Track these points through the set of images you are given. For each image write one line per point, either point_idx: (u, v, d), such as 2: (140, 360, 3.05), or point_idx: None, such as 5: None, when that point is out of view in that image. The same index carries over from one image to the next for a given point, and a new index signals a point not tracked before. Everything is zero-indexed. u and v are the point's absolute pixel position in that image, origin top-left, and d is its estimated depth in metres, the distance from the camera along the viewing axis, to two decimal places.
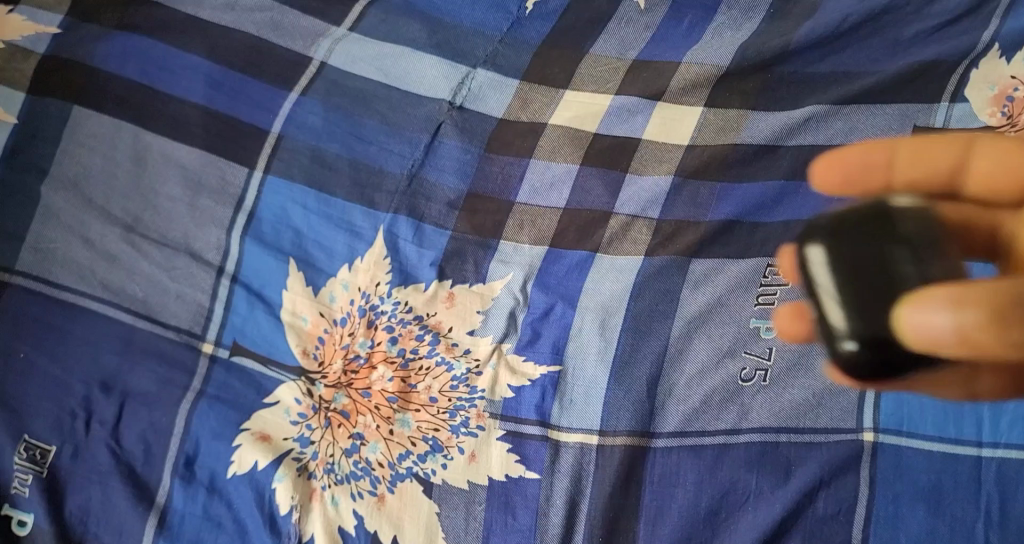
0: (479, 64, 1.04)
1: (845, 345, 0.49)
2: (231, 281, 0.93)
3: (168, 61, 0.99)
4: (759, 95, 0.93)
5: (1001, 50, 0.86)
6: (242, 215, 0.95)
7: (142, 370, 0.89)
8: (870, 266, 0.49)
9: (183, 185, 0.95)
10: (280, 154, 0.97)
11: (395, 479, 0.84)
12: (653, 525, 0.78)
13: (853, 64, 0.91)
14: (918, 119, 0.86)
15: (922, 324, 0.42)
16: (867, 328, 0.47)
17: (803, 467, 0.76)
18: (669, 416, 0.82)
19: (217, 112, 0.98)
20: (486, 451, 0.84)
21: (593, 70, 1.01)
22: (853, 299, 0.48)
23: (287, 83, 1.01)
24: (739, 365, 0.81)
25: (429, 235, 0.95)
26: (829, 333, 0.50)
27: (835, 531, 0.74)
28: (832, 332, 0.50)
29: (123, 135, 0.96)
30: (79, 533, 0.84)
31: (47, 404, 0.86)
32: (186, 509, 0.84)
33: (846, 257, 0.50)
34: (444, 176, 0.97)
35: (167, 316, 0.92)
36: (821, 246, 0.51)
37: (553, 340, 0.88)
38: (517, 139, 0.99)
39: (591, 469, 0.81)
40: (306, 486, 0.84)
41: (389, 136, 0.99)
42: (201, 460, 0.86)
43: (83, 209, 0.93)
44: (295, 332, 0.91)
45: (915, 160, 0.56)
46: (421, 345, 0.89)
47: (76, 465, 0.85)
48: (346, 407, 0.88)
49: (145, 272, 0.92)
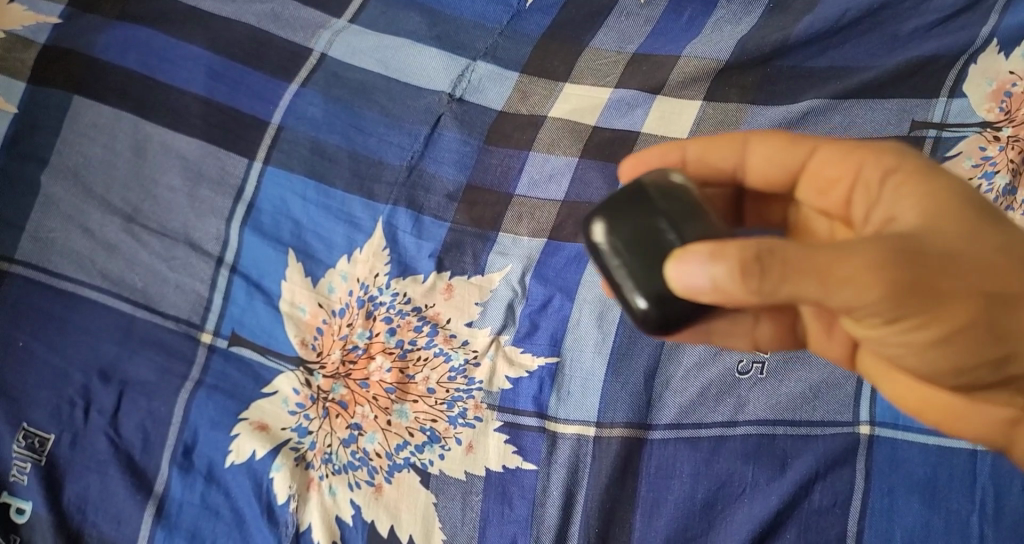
0: (479, 57, 1.04)
1: (639, 308, 0.57)
2: (230, 271, 0.94)
3: (168, 52, 0.99)
4: (758, 89, 0.94)
5: (1000, 46, 0.87)
6: (242, 206, 0.95)
7: (141, 359, 0.89)
8: (644, 236, 0.58)
9: (183, 175, 0.95)
10: (280, 145, 0.97)
11: (393, 469, 0.85)
12: (649, 516, 0.79)
13: (853, 60, 0.91)
14: (916, 114, 0.87)
15: (691, 276, 0.51)
16: (652, 288, 0.56)
17: (799, 460, 0.78)
18: (666, 408, 0.83)
19: (217, 103, 0.98)
20: (483, 442, 0.85)
21: (592, 64, 1.01)
22: (635, 267, 0.57)
23: (288, 74, 1.01)
24: (736, 358, 0.83)
25: (428, 226, 0.95)
26: (625, 302, 0.59)
27: (831, 523, 0.76)
28: (627, 300, 0.58)
29: (122, 125, 0.96)
30: (78, 522, 0.84)
31: (46, 392, 0.86)
32: (184, 498, 0.85)
33: (622, 231, 0.59)
34: (444, 168, 0.98)
35: (166, 306, 0.92)
36: (602, 225, 0.60)
37: (550, 332, 0.88)
38: (516, 131, 0.99)
39: (588, 461, 0.82)
40: (303, 476, 0.85)
41: (389, 128, 0.99)
42: (199, 449, 0.86)
43: (83, 198, 0.93)
44: (293, 323, 0.92)
45: (701, 160, 0.68)
46: (419, 336, 0.89)
47: (75, 454, 0.85)
48: (344, 397, 0.88)
49: (145, 262, 0.92)
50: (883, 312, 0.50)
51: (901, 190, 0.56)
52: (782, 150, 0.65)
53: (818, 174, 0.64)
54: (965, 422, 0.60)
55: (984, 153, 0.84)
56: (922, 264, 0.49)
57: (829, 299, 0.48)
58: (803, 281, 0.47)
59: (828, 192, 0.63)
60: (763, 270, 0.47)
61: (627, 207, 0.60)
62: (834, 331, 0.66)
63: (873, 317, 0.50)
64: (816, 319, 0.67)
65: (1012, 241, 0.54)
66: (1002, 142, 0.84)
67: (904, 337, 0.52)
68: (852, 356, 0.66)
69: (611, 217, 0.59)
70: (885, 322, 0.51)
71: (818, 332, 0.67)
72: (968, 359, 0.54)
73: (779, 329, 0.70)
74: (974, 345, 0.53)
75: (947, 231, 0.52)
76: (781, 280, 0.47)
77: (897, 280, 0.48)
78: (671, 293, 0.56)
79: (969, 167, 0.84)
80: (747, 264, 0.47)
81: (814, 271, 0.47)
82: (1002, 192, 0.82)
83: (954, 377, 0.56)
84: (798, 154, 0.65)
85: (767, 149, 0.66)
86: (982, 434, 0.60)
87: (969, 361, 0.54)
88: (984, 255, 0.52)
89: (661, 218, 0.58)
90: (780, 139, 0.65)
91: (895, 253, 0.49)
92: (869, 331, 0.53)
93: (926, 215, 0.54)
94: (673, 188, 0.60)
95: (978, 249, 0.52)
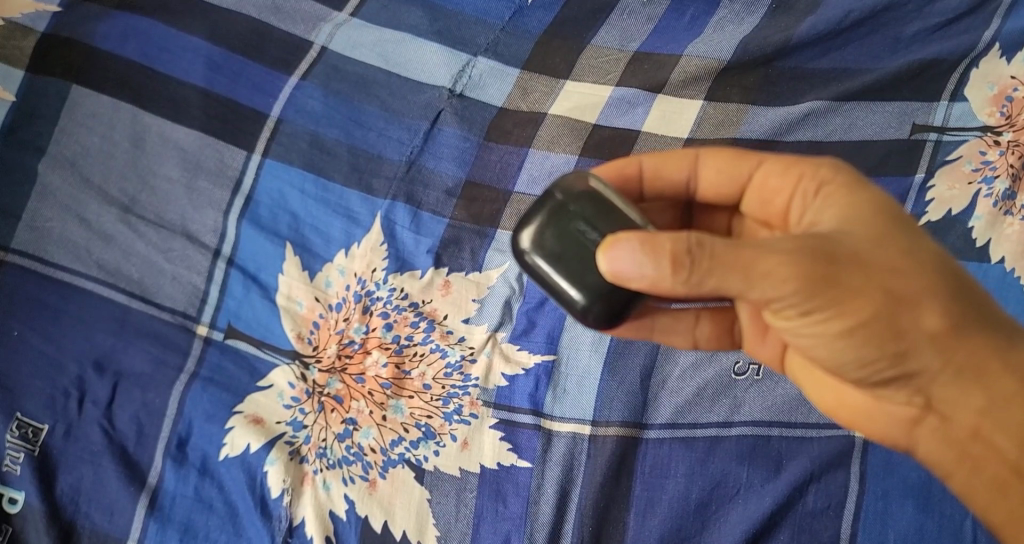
0: (480, 52, 1.03)
1: (575, 300, 0.62)
2: (227, 264, 0.93)
3: (168, 43, 0.99)
4: (760, 90, 0.93)
5: (1001, 50, 0.87)
6: (240, 198, 0.95)
7: (136, 351, 0.89)
8: (575, 239, 0.62)
9: (182, 167, 0.95)
10: (279, 138, 0.97)
11: (388, 465, 0.85)
12: (643, 515, 0.79)
13: (854, 61, 0.91)
14: (917, 118, 0.88)
15: (623, 266, 0.57)
16: (592, 286, 0.62)
17: (793, 461, 0.78)
18: (662, 407, 0.83)
19: (216, 94, 0.98)
20: (478, 439, 0.85)
21: (593, 61, 1.00)
22: (571, 268, 0.62)
23: (288, 67, 1.01)
24: (732, 358, 0.82)
25: (427, 222, 0.94)
26: (559, 297, 0.63)
27: (825, 525, 0.76)
28: (561, 295, 0.63)
29: (121, 116, 0.95)
30: (70, 513, 0.84)
31: (40, 383, 0.86)
32: (177, 491, 0.85)
33: (552, 236, 0.63)
34: (443, 164, 0.97)
35: (162, 297, 0.91)
36: (529, 232, 0.64)
37: (547, 330, 0.87)
38: (516, 128, 0.99)
39: (583, 459, 0.82)
40: (298, 470, 0.85)
41: (389, 122, 0.99)
42: (193, 441, 0.86)
43: (81, 188, 0.92)
44: (289, 316, 0.91)
45: (656, 172, 0.71)
46: (415, 332, 0.89)
47: (68, 445, 0.85)
48: (340, 392, 0.88)
49: (141, 253, 0.92)
50: (801, 306, 0.55)
51: (830, 201, 0.61)
52: (730, 165, 0.69)
53: (761, 188, 0.68)
54: (870, 419, 0.67)
55: (984, 158, 0.85)
56: (836, 263, 0.55)
57: (750, 291, 0.53)
58: (727, 274, 0.53)
59: (771, 201, 0.68)
60: (691, 261, 0.53)
61: (552, 213, 0.64)
62: (768, 337, 0.72)
63: (788, 308, 0.55)
64: (749, 326, 0.72)
65: (917, 250, 0.59)
66: (1002, 147, 0.85)
67: (817, 328, 0.57)
68: (783, 357, 0.72)
69: (540, 224, 0.64)
70: (799, 314, 0.56)
71: (752, 336, 0.73)
72: (871, 351, 0.58)
73: (717, 328, 0.76)
74: (878, 340, 0.57)
75: (861, 236, 0.57)
76: (709, 271, 0.53)
77: (810, 275, 0.53)
78: (609, 286, 0.61)
79: (969, 170, 0.85)
80: (679, 256, 0.53)
81: (738, 265, 0.52)
82: (1002, 196, 0.83)
83: (858, 370, 0.60)
84: (743, 169, 0.69)
85: (716, 163, 0.69)
86: (885, 429, 0.67)
87: (872, 356, 0.59)
88: (892, 259, 0.57)
89: (581, 220, 0.63)
90: (729, 155, 0.69)
91: (811, 251, 0.54)
92: (782, 321, 0.58)
93: (844, 220, 0.59)
94: (590, 193, 0.64)
95: (888, 254, 0.57)
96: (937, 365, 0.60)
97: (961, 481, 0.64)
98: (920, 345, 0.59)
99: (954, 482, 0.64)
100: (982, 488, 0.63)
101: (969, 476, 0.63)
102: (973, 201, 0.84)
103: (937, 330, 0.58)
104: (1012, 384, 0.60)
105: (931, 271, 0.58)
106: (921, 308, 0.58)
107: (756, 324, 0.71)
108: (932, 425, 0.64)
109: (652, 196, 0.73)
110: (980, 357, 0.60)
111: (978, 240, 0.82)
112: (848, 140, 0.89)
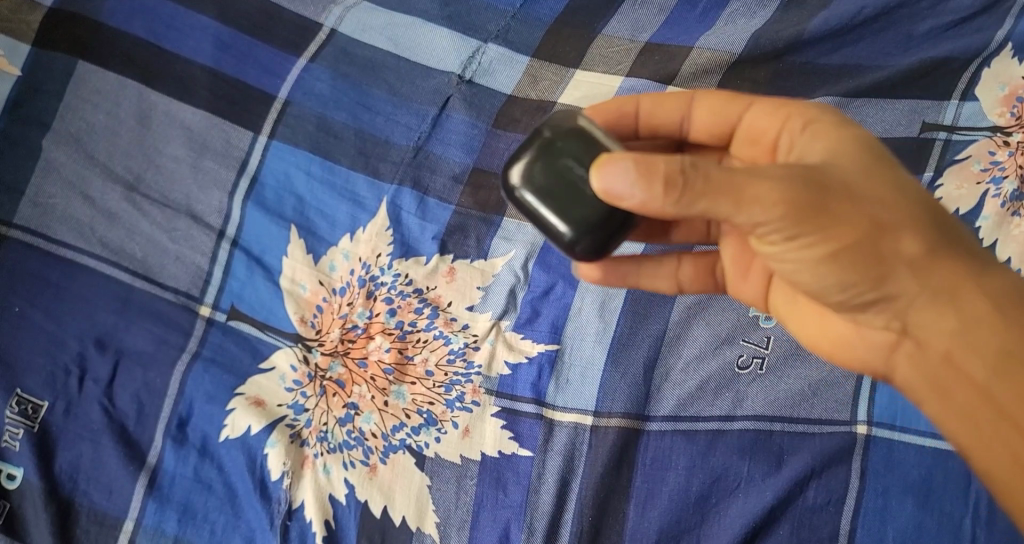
0: (490, 39, 1.03)
1: (562, 234, 0.62)
2: (231, 245, 0.93)
3: (177, 21, 0.98)
4: (771, 84, 0.93)
5: (1013, 50, 0.86)
6: (245, 179, 0.94)
7: (138, 330, 0.89)
8: (564, 174, 0.62)
9: (188, 146, 0.94)
10: (286, 119, 0.96)
11: (388, 450, 0.85)
12: (643, 507, 0.78)
13: (865, 58, 0.90)
14: (927, 116, 0.87)
15: (615, 185, 0.55)
16: (581, 219, 0.61)
17: (795, 456, 0.77)
18: (664, 399, 0.82)
19: (224, 74, 0.97)
20: (480, 426, 0.85)
21: (604, 51, 1.00)
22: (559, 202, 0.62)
23: (297, 49, 1.00)
24: (736, 352, 0.82)
25: (433, 208, 0.94)
26: (546, 231, 0.63)
27: (824, 521, 0.75)
28: (550, 230, 0.63)
29: (128, 93, 0.95)
30: (68, 490, 0.84)
31: (41, 359, 0.86)
32: (177, 471, 0.85)
33: (540, 172, 0.63)
34: (451, 150, 0.97)
35: (166, 277, 0.91)
36: (519, 167, 0.64)
37: (552, 318, 0.88)
38: (525, 115, 0.98)
39: (584, 449, 0.82)
40: (298, 453, 0.85)
41: (397, 107, 0.98)
42: (194, 422, 0.86)
43: (86, 165, 0.92)
44: (293, 300, 0.91)
45: (650, 112, 0.73)
46: (419, 318, 0.89)
47: (68, 422, 0.84)
48: (342, 376, 0.88)
49: (145, 231, 0.91)
50: (786, 232, 0.54)
51: (816, 136, 0.61)
52: (720, 105, 0.70)
53: (750, 129, 0.68)
54: (848, 347, 0.66)
55: (993, 158, 0.83)
56: (822, 190, 0.54)
57: (737, 216, 0.52)
58: (718, 197, 0.51)
59: (758, 141, 0.68)
60: (684, 182, 0.52)
61: (541, 150, 0.63)
62: (749, 275, 0.72)
63: (773, 234, 0.54)
64: (732, 260, 0.73)
65: (900, 183, 0.58)
66: (1011, 147, 0.83)
67: (798, 253, 0.56)
68: (766, 298, 0.72)
69: (528, 161, 0.63)
70: (784, 239, 0.55)
71: (735, 273, 0.73)
72: (851, 276, 0.57)
73: (700, 268, 0.75)
74: (858, 263, 0.56)
75: (846, 168, 0.57)
76: (701, 194, 0.52)
77: (799, 201, 0.53)
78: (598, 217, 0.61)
79: (977, 171, 0.83)
80: (672, 175, 0.52)
81: (729, 189, 0.51)
82: (1010, 197, 0.81)
83: (837, 296, 0.59)
84: (733, 109, 0.69)
85: (710, 104, 0.70)
86: (863, 357, 0.65)
87: (852, 281, 0.57)
88: (873, 189, 0.57)
89: (568, 156, 0.62)
90: (720, 96, 0.70)
91: (800, 180, 0.54)
92: (767, 247, 0.57)
93: (831, 154, 0.59)
94: (578, 130, 0.64)
95: (872, 184, 0.57)
96: (914, 289, 0.58)
97: (935, 410, 0.61)
98: (898, 271, 0.57)
99: (929, 411, 0.62)
100: (956, 416, 0.59)
101: (941, 406, 0.60)
102: (980, 201, 0.82)
103: (912, 254, 0.57)
104: (983, 307, 0.57)
105: (911, 201, 0.58)
106: (898, 232, 0.57)
107: (739, 258, 0.73)
108: (909, 352, 0.63)
109: (647, 135, 0.74)
110: (957, 279, 0.58)
111: (984, 240, 0.81)
112: None
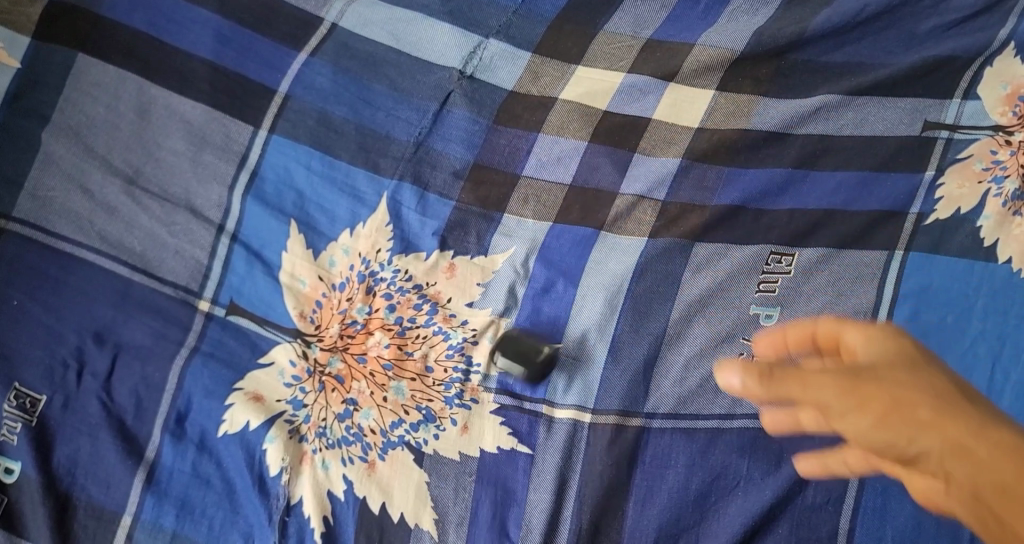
0: (492, 34, 1.02)
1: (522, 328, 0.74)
2: (230, 240, 0.93)
3: (177, 13, 0.97)
4: (773, 82, 0.92)
5: (1016, 50, 0.85)
6: (245, 173, 0.94)
7: (137, 324, 0.89)
8: None
9: (188, 140, 0.94)
10: (286, 114, 0.96)
11: (387, 446, 0.85)
12: (642, 505, 0.78)
13: (868, 56, 0.89)
14: (929, 115, 0.86)
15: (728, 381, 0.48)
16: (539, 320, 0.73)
17: (795, 456, 0.77)
18: (664, 397, 0.82)
19: (224, 68, 0.96)
20: (479, 423, 0.84)
21: (606, 48, 0.99)
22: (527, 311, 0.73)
23: (298, 43, 0.99)
24: (735, 350, 0.83)
25: (433, 204, 0.94)
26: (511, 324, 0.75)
27: (823, 520, 0.76)
28: None
29: (127, 87, 0.94)
30: (66, 484, 0.84)
31: (40, 353, 0.86)
32: (175, 466, 0.85)
33: None
34: (452, 146, 0.97)
35: (165, 271, 0.91)
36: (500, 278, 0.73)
37: (553, 315, 0.88)
38: (526, 111, 0.98)
39: (582, 448, 0.81)
40: (297, 449, 0.85)
41: (398, 102, 0.98)
42: (192, 417, 0.86)
43: (85, 158, 0.91)
44: (292, 294, 0.91)
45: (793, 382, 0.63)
46: (419, 314, 0.89)
47: (66, 416, 0.85)
48: (341, 371, 0.88)
49: (144, 226, 0.91)
50: (843, 422, 0.43)
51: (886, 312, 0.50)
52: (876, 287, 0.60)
53: None
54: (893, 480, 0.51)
55: (995, 157, 0.84)
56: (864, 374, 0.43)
57: (818, 411, 0.44)
58: (800, 397, 0.44)
59: None
60: (772, 374, 0.45)
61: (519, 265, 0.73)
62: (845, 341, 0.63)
63: (819, 421, 0.45)
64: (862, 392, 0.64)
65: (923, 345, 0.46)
66: (1013, 147, 0.83)
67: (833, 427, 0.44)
68: None
69: None
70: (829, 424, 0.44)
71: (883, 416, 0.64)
72: (886, 453, 0.43)
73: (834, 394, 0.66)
74: (887, 427, 0.42)
75: (885, 347, 0.46)
76: (790, 381, 0.45)
77: (856, 389, 0.43)
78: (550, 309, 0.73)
79: (979, 170, 0.84)
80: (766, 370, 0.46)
81: (810, 391, 0.44)
82: (1012, 196, 0.82)
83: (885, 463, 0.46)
84: None
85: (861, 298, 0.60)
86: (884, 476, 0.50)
87: (880, 445, 0.43)
88: (912, 370, 0.43)
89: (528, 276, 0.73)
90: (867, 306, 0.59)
91: (852, 369, 0.44)
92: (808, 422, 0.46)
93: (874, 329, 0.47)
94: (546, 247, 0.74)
95: (908, 372, 0.43)
96: (936, 451, 0.41)
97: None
98: (915, 438, 0.41)
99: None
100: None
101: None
102: (982, 199, 0.83)
103: (934, 418, 0.41)
104: (980, 455, 0.38)
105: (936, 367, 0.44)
106: (916, 395, 0.42)
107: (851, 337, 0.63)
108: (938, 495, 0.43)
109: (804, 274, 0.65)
110: (945, 417, 0.40)
111: (986, 240, 0.82)
112: (860, 136, 0.87)
